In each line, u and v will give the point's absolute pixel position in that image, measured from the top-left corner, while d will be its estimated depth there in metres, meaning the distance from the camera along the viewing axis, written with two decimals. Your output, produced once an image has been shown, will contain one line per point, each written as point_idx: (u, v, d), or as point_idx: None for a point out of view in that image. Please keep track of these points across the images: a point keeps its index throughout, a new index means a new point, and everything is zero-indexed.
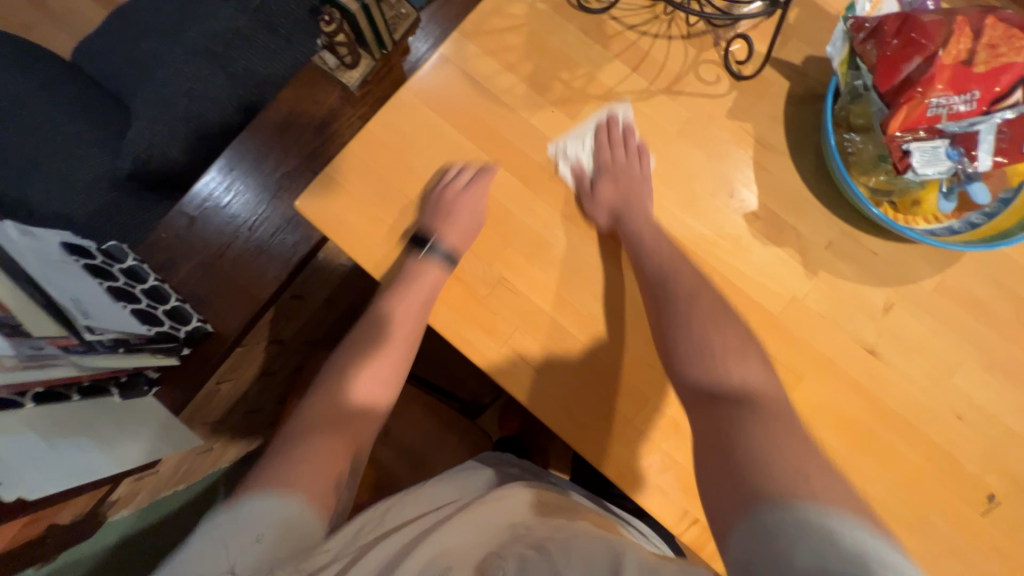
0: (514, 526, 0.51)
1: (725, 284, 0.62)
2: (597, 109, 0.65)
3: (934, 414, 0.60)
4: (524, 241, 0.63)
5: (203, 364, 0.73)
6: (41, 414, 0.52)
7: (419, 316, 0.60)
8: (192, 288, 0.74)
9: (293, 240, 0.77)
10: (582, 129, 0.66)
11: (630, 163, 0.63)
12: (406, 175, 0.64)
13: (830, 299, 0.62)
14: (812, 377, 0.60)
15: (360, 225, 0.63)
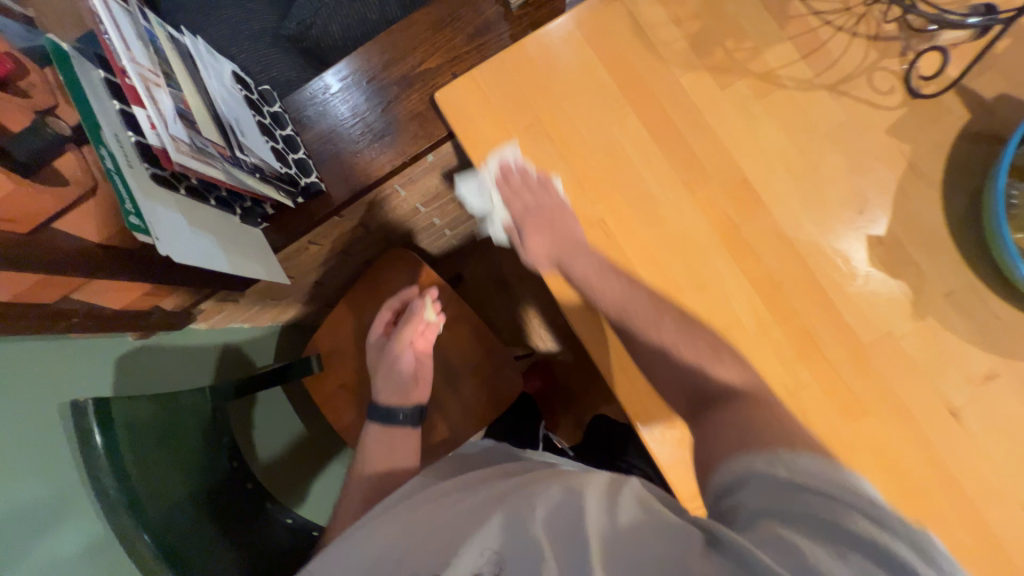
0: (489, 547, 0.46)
1: (822, 297, 0.60)
2: (490, 159, 0.66)
3: (1000, 499, 0.56)
4: (633, 192, 0.63)
5: (306, 219, 0.80)
6: (187, 204, 0.60)
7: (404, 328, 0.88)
8: (318, 149, 0.80)
9: (415, 132, 0.80)
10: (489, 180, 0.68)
11: (541, 199, 0.65)
12: (543, 98, 0.66)
13: (930, 348, 0.58)
14: (881, 417, 0.58)
15: (487, 131, 0.66)
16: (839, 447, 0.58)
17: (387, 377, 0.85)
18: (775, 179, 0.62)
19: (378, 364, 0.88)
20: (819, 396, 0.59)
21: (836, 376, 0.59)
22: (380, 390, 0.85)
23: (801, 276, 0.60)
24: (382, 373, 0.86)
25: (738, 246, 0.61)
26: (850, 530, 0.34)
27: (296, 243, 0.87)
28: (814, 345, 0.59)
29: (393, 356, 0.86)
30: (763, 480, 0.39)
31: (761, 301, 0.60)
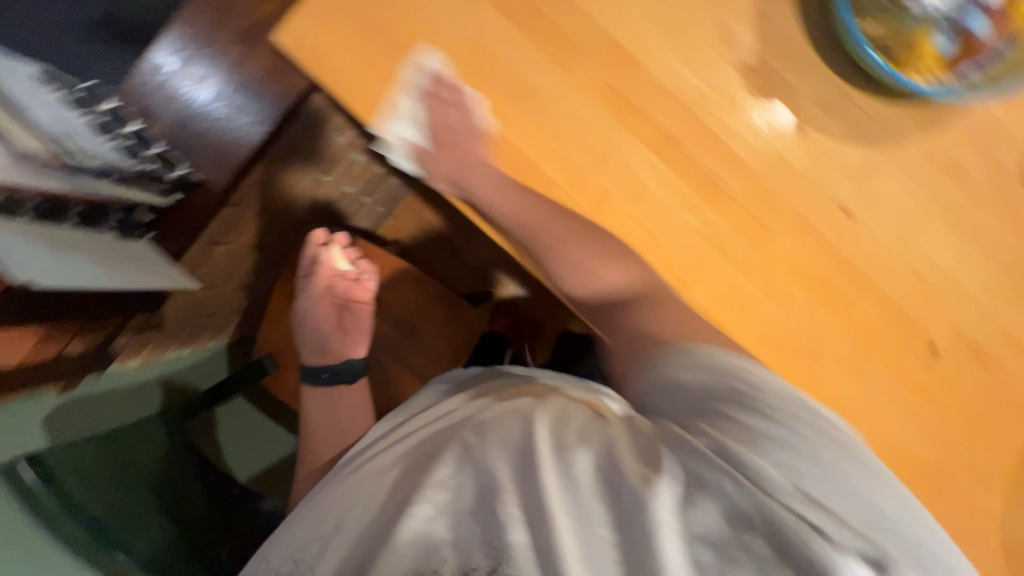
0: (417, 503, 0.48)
1: (712, 138, 0.62)
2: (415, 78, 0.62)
3: (894, 272, 0.63)
4: (512, 86, 0.61)
5: (192, 214, 0.75)
6: (39, 229, 0.55)
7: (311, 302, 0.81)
8: (178, 137, 0.72)
9: (279, 90, 0.73)
10: (411, 100, 0.62)
11: (449, 116, 0.61)
12: (392, 11, 0.61)
13: (814, 157, 0.62)
14: (786, 233, 0.63)
15: (345, 63, 0.61)
16: (757, 272, 0.63)
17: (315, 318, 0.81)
18: (641, 33, 0.61)
19: (305, 325, 0.82)
20: (730, 232, 0.63)
21: (741, 209, 0.62)
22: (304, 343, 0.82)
23: (689, 124, 0.62)
24: (309, 323, 0.82)
25: (623, 110, 0.62)
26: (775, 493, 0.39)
27: (197, 248, 0.81)
28: (715, 187, 0.62)
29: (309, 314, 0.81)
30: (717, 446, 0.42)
31: (659, 159, 0.62)
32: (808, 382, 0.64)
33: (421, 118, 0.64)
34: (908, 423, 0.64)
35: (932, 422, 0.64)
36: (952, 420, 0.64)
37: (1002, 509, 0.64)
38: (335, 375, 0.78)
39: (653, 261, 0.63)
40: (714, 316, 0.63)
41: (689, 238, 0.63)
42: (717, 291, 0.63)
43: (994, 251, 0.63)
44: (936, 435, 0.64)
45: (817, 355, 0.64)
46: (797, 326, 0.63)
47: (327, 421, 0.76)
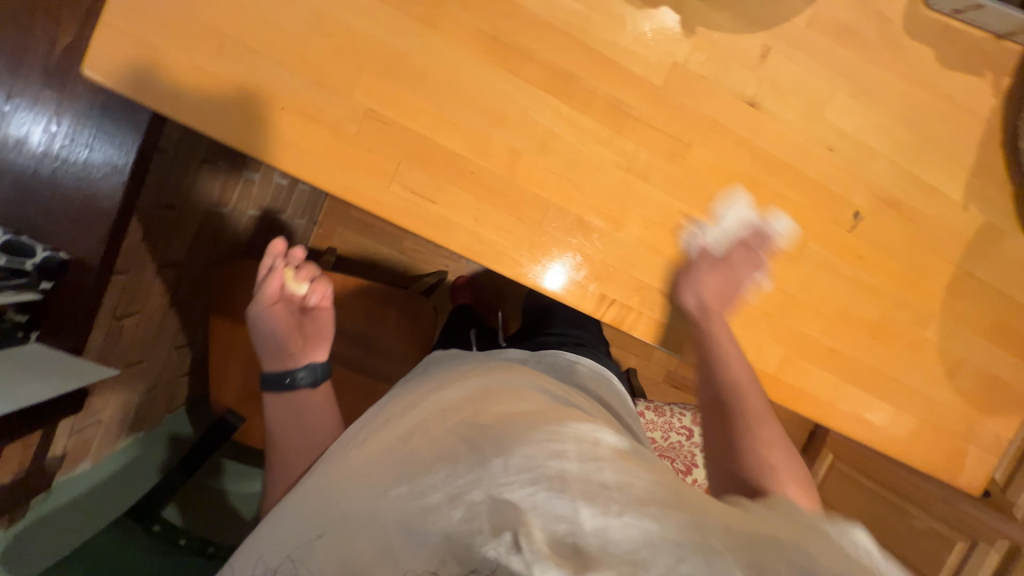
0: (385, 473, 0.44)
1: (606, 62, 0.58)
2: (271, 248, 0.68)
3: (808, 152, 0.64)
4: (380, 60, 0.55)
5: (77, 297, 0.65)
6: None
7: (259, 319, 0.67)
8: (24, 218, 0.62)
9: (120, 130, 0.62)
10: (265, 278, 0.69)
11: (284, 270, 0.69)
12: (213, 6, 0.52)
13: (710, 56, 0.60)
14: (700, 143, 0.62)
15: (179, 81, 0.52)
16: (683, 189, 0.62)
17: (267, 326, 0.67)
18: None
19: (257, 333, 0.68)
20: (647, 157, 0.61)
21: (652, 130, 0.60)
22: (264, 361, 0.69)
23: (578, 54, 0.57)
24: (261, 332, 0.68)
25: (508, 58, 0.56)
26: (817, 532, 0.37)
27: (101, 330, 0.72)
28: (621, 114, 0.60)
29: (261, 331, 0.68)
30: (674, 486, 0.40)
31: (558, 100, 0.58)
32: (755, 281, 0.66)
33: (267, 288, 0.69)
34: (847, 290, 0.68)
35: (867, 283, 0.68)
36: (883, 276, 0.68)
37: (939, 340, 0.71)
38: (297, 380, 0.68)
39: (581, 208, 0.61)
40: (654, 244, 0.63)
41: (610, 174, 0.60)
42: (650, 220, 0.62)
43: (894, 105, 0.65)
44: (873, 294, 0.69)
45: (757, 253, 0.65)
46: (732, 230, 0.64)
47: (294, 431, 0.66)
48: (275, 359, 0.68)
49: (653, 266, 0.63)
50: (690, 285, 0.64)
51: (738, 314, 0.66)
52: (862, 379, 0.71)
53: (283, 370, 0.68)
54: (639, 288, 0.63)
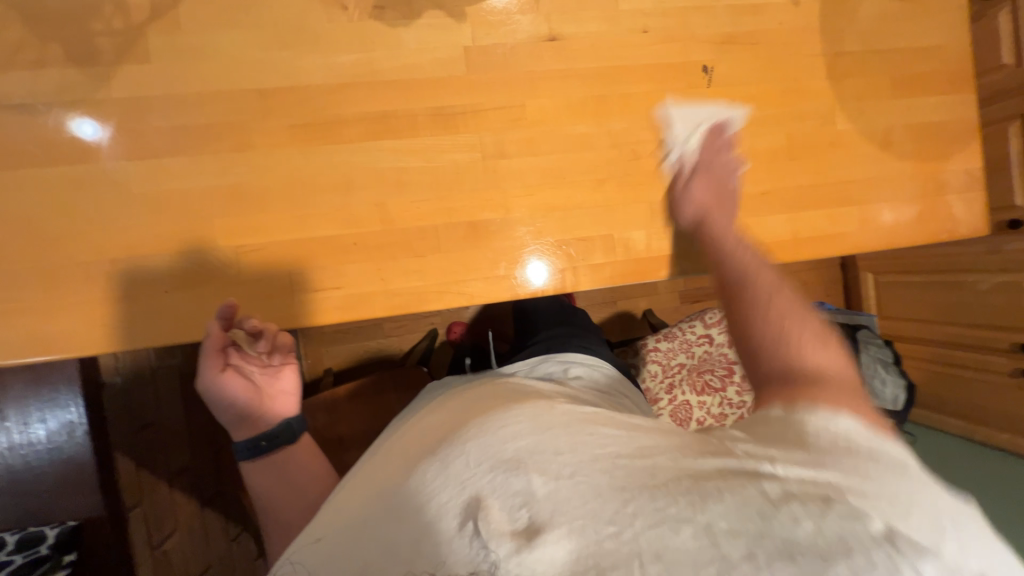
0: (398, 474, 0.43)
1: (408, 84, 0.61)
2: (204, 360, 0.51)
3: (628, 44, 0.65)
4: (223, 203, 0.58)
5: (105, 552, 0.67)
6: None
7: (234, 396, 0.53)
8: (23, 511, 0.65)
9: (59, 389, 0.65)
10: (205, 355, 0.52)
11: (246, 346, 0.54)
12: (65, 245, 0.56)
13: (491, 22, 0.62)
14: (530, 96, 0.63)
15: (74, 322, 0.56)
16: (542, 142, 0.63)
17: (226, 398, 0.52)
18: (274, 65, 0.58)
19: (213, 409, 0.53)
20: (493, 136, 0.62)
21: (482, 113, 0.62)
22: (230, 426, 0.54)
23: (380, 92, 0.60)
24: (220, 411, 0.53)
25: (326, 134, 0.60)
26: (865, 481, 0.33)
27: (143, 565, 0.73)
28: (449, 116, 0.62)
29: (224, 403, 0.53)
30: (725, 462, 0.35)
31: (388, 138, 0.61)
32: (654, 178, 0.66)
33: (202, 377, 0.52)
34: (741, 134, 0.68)
35: (753, 118, 0.68)
36: (764, 102, 0.68)
37: (852, 125, 0.70)
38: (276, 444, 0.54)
39: (465, 212, 0.62)
40: (547, 203, 0.64)
41: (470, 169, 0.62)
42: (530, 185, 0.63)
43: None
44: (766, 123, 0.68)
45: (640, 154, 0.66)
46: (607, 149, 0.65)
47: None
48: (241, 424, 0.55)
49: (559, 220, 0.64)
50: (602, 217, 0.65)
51: (659, 214, 0.66)
52: (808, 199, 0.69)
53: (253, 436, 0.54)
54: (560, 246, 0.64)
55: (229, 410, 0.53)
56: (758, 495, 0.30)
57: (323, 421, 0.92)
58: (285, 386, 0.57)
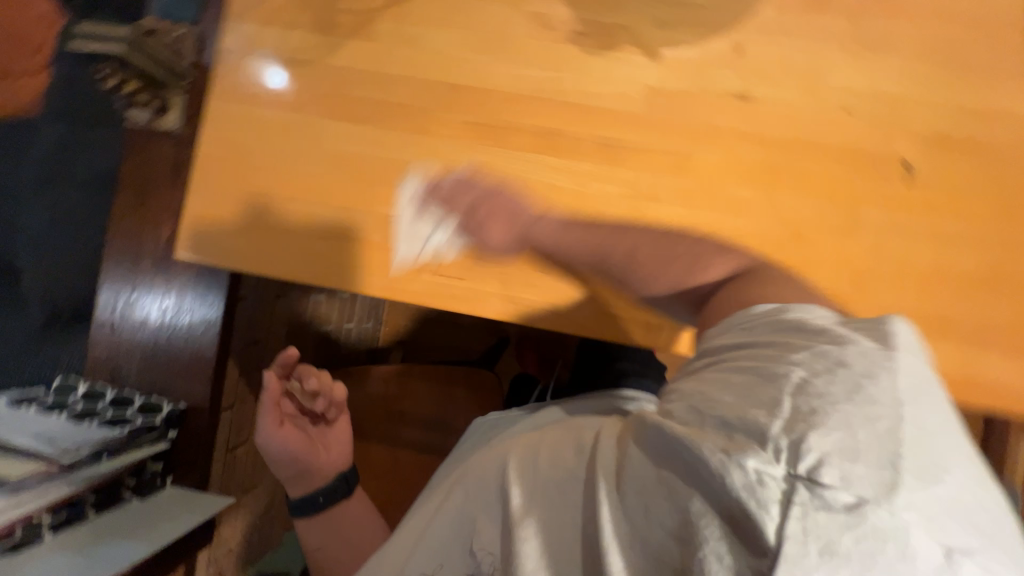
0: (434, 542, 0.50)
1: (584, 109, 0.62)
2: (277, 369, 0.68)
3: (824, 120, 0.61)
4: (391, 175, 0.64)
5: (195, 439, 0.75)
6: (70, 535, 0.58)
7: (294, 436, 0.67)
8: (152, 382, 0.75)
9: (208, 289, 0.75)
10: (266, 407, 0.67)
11: (303, 391, 0.70)
12: (261, 175, 0.65)
13: (685, 69, 0.61)
14: (701, 149, 0.61)
15: (244, 241, 0.65)
16: (699, 196, 0.61)
17: (284, 452, 0.67)
18: (468, 65, 0.63)
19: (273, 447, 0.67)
20: (651, 179, 0.61)
21: (647, 153, 0.62)
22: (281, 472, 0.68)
23: (557, 111, 0.62)
24: (278, 456, 0.67)
25: (497, 137, 0.63)
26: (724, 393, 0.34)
27: (219, 460, 0.82)
28: (614, 148, 0.62)
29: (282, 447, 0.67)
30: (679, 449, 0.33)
31: (550, 155, 0.62)
32: (812, 266, 0.60)
33: (268, 428, 0.66)
34: (928, 246, 0.60)
35: (950, 232, 0.60)
36: (969, 217, 0.60)
37: None
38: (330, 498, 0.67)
39: None
40: None
41: (619, 204, 0.62)
42: None
43: (902, 45, 0.61)
44: (965, 241, 0.60)
45: (804, 236, 0.60)
46: (767, 220, 0.60)
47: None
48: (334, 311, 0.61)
49: None
50: None
51: None
52: (995, 340, 0.59)
53: (311, 492, 0.67)
54: None
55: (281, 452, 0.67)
56: (670, 473, 0.33)
57: (393, 390, 0.97)
58: (336, 436, 0.71)
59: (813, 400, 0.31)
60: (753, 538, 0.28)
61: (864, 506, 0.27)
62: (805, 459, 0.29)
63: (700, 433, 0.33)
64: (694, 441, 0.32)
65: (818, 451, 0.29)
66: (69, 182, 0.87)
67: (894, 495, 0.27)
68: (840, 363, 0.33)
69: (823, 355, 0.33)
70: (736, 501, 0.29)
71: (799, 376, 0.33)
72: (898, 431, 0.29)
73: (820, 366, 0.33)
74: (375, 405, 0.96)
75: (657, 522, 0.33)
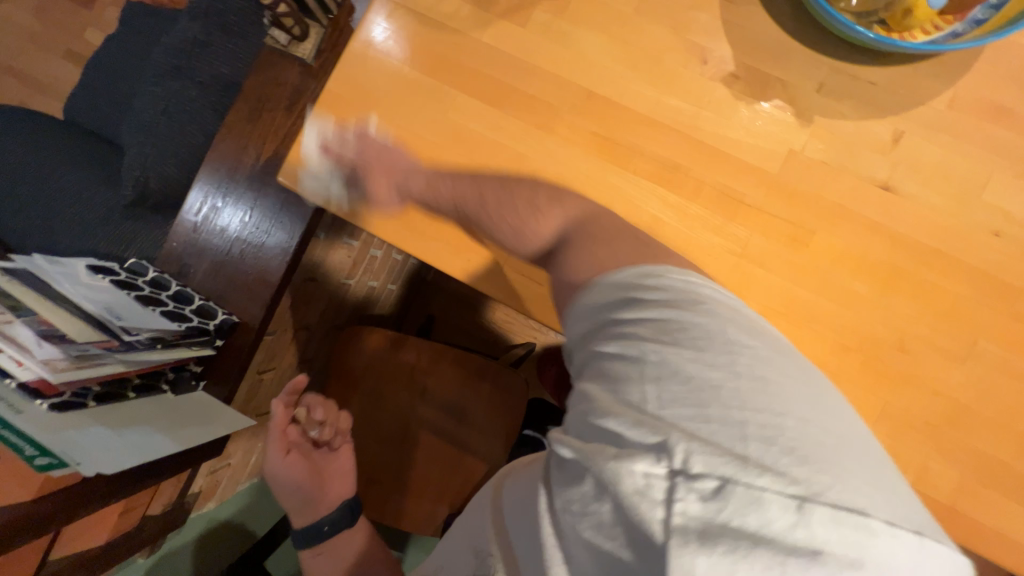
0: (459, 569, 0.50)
1: (715, 153, 0.59)
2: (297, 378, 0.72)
3: (967, 237, 0.56)
4: (502, 162, 0.62)
5: (237, 355, 0.77)
6: (112, 409, 0.60)
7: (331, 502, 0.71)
8: (213, 289, 0.77)
9: (290, 219, 0.77)
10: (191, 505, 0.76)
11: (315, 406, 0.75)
12: (374, 124, 0.64)
13: (833, 143, 0.58)
14: (825, 229, 0.58)
15: (340, 184, 0.64)
16: (808, 276, 0.57)
17: (292, 474, 0.69)
18: (613, 76, 0.61)
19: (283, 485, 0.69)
20: (764, 243, 0.58)
21: (766, 215, 0.58)
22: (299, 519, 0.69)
23: (687, 147, 0.60)
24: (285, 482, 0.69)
25: (619, 155, 0.61)
26: (596, 396, 0.36)
27: (248, 379, 0.84)
28: (734, 201, 0.59)
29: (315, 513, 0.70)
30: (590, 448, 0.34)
31: (667, 189, 0.60)
32: (907, 383, 0.56)
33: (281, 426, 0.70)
34: None
35: None
36: None
37: None
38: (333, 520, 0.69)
39: None
40: None
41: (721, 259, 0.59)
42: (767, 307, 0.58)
43: None
44: None
45: (907, 350, 0.56)
46: (872, 322, 0.56)
47: None
48: (520, 238, 0.54)
49: None
50: None
51: (888, 420, 0.56)
52: None
53: (318, 520, 0.68)
54: None
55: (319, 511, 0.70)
56: (586, 481, 0.33)
57: (423, 365, 0.96)
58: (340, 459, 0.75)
59: (671, 386, 0.33)
60: (643, 532, 0.30)
61: (726, 488, 0.29)
62: (674, 454, 0.30)
63: (604, 427, 0.34)
64: (602, 433, 0.34)
65: (687, 439, 0.30)
66: (189, 79, 0.90)
67: (776, 492, 0.28)
68: (668, 353, 0.34)
69: (681, 335, 0.35)
70: (625, 499, 0.30)
71: (672, 355, 0.34)
72: (762, 389, 0.32)
73: (674, 339, 0.35)
74: (402, 375, 0.96)
75: (580, 527, 0.33)
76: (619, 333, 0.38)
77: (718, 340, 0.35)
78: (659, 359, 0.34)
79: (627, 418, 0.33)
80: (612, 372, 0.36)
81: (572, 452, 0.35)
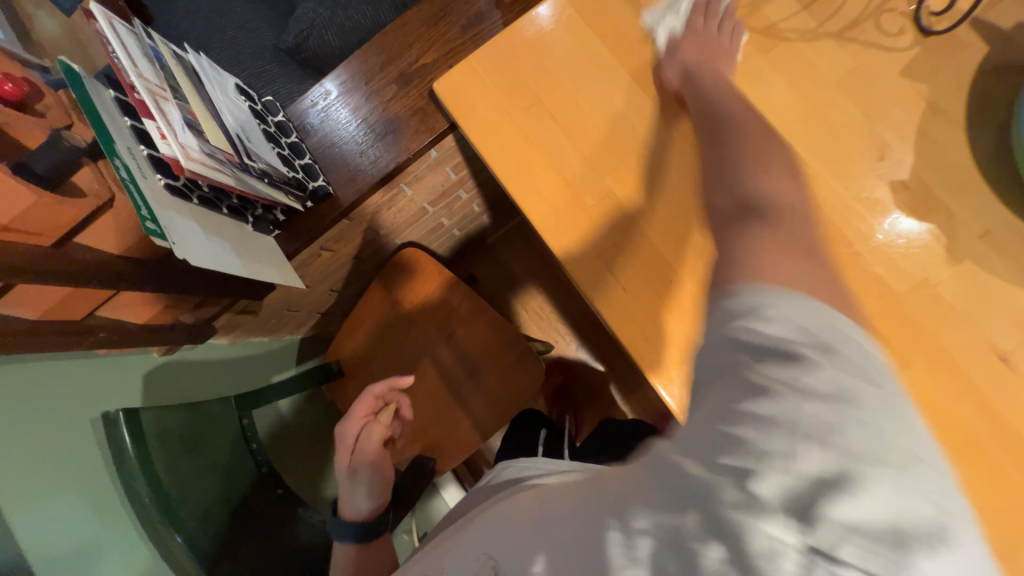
0: (483, 552, 0.41)
1: (848, 247, 0.58)
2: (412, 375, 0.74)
3: None
4: (641, 162, 0.62)
5: (317, 221, 0.81)
6: (206, 214, 0.64)
7: (382, 494, 0.68)
8: (323, 155, 0.81)
9: (419, 126, 0.80)
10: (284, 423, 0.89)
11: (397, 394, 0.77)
12: (542, 75, 0.65)
13: (971, 291, 0.55)
14: (923, 368, 0.55)
15: (488, 114, 0.65)
16: None
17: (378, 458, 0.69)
18: (786, 132, 0.60)
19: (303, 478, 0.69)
20: None
21: (869, 327, 0.56)
22: (352, 509, 0.66)
23: (823, 228, 0.58)
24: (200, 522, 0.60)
25: None
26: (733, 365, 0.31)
27: (312, 247, 0.87)
28: (844, 299, 0.57)
29: (373, 507, 0.66)
30: (751, 413, 0.29)
31: None
32: None
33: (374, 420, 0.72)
34: None
35: None
36: None
37: None
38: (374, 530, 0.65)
39: None
40: None
41: None
42: None
43: None
44: None
45: None
46: None
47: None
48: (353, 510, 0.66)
49: None
50: None
51: None
52: None
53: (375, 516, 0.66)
54: None
55: (371, 497, 0.67)
56: (756, 469, 0.28)
57: (461, 313, 0.98)
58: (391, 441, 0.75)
59: (761, 410, 0.29)
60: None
61: None
62: (821, 531, 0.26)
63: (765, 437, 0.28)
64: (766, 427, 0.28)
65: (853, 541, 0.25)
66: None
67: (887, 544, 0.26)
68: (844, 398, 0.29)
69: (849, 366, 0.30)
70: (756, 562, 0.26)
71: (767, 408, 0.29)
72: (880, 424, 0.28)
73: (801, 383, 0.29)
74: (439, 311, 0.98)
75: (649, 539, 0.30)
76: (750, 351, 0.31)
77: (873, 410, 0.29)
78: (785, 410, 0.28)
79: (764, 422, 0.29)
80: (739, 405, 0.30)
81: (692, 474, 0.30)
